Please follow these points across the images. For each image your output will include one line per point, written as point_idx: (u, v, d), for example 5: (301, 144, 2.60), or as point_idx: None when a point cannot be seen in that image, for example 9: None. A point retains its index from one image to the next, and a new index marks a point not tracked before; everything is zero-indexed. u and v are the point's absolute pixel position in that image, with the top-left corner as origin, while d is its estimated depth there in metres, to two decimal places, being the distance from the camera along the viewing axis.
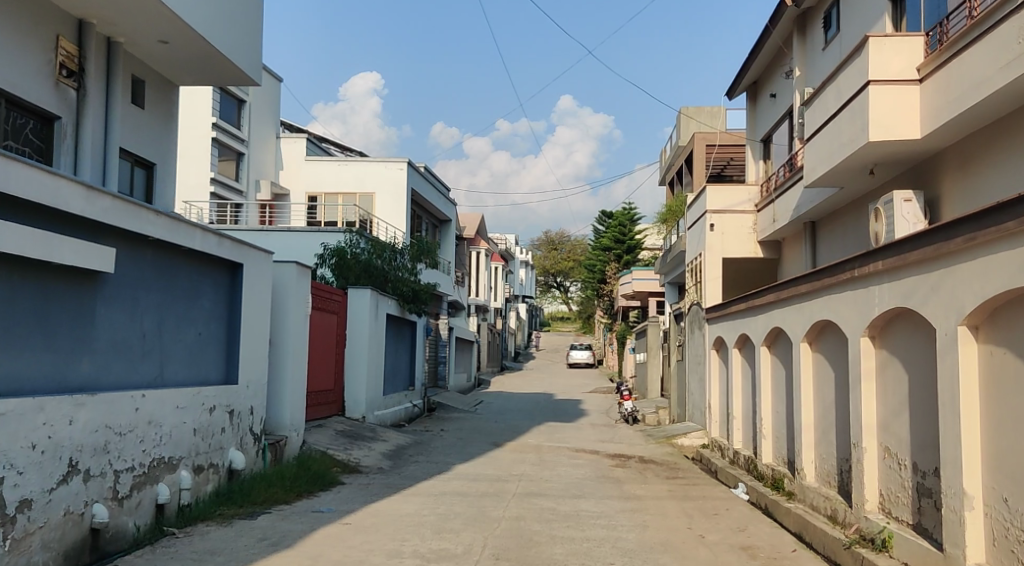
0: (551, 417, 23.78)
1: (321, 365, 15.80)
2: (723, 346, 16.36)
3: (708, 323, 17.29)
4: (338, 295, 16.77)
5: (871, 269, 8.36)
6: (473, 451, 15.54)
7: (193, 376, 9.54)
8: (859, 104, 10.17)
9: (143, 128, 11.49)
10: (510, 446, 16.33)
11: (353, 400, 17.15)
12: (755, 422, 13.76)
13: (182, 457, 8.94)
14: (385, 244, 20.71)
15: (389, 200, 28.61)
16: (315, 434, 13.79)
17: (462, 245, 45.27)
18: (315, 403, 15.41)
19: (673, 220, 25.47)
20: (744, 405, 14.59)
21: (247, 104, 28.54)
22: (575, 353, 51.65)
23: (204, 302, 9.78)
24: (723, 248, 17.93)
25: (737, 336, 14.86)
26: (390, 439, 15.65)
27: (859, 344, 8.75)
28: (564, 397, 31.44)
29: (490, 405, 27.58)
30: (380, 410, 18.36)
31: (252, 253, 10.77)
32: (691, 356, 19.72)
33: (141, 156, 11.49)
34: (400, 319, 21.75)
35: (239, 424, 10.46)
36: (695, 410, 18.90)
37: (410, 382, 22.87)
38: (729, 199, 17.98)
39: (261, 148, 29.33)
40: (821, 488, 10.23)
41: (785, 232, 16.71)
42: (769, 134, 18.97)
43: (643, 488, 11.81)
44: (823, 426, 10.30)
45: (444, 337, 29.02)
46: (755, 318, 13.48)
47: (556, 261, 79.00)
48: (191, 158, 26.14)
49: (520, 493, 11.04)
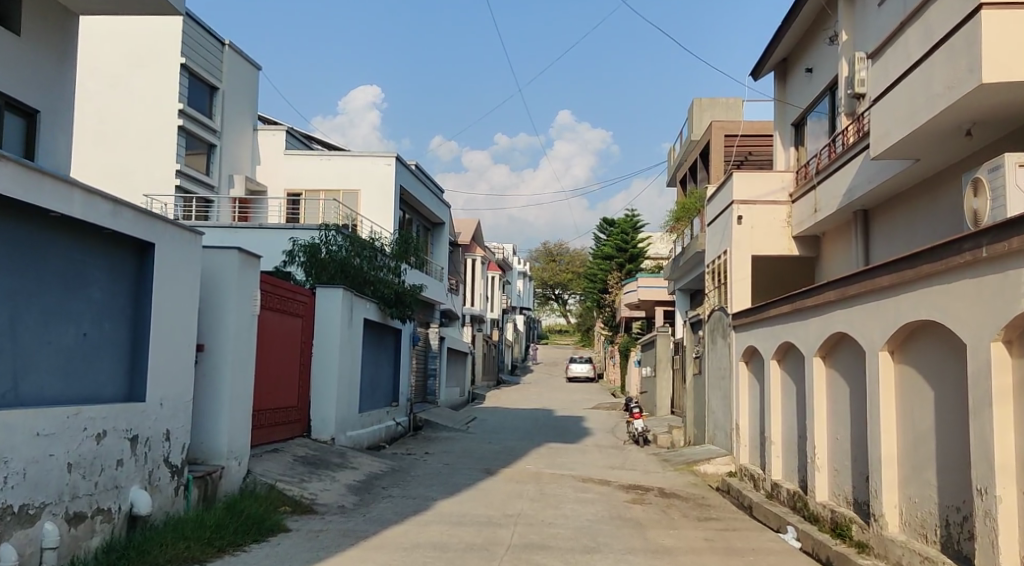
0: (551, 437, 21.27)
1: (280, 377, 13.32)
2: (756, 357, 13.92)
3: (736, 330, 14.84)
4: (304, 294, 14.32)
5: (1012, 245, 5.95)
6: (461, 481, 13.03)
7: (70, 391, 7.09)
8: (964, 38, 7.78)
9: (18, 64, 10.23)
10: (505, 475, 13.83)
11: (320, 418, 14.60)
12: (803, 449, 11.29)
13: (46, 504, 6.48)
14: (365, 241, 18.21)
15: (375, 197, 26.30)
16: (266, 462, 11.27)
17: (456, 253, 42.83)
18: (274, 424, 12.92)
19: (686, 218, 23.00)
20: (787, 430, 12.13)
21: (221, 92, 25.86)
22: (575, 366, 49.17)
23: (92, 291, 7.37)
24: (752, 245, 15.41)
25: (778, 346, 12.42)
26: (362, 467, 13.11)
27: (986, 351, 6.33)
28: (565, 414, 28.93)
29: (483, 423, 25.04)
30: (354, 430, 15.88)
31: (170, 230, 8.35)
32: (712, 371, 17.23)
33: (13, 99, 10.23)
34: (382, 326, 19.25)
35: (146, 454, 7.98)
36: (719, 432, 16.36)
37: (394, 398, 20.33)
38: (760, 187, 15.50)
39: (237, 142, 26.68)
40: (913, 542, 7.74)
41: (828, 224, 14.30)
42: (803, 115, 16.65)
43: (672, 536, 9.35)
44: (917, 460, 7.83)
45: (434, 347, 26.53)
46: (804, 323, 11.03)
47: (555, 273, 76.86)
48: (156, 149, 23.68)
49: (517, 544, 8.56)
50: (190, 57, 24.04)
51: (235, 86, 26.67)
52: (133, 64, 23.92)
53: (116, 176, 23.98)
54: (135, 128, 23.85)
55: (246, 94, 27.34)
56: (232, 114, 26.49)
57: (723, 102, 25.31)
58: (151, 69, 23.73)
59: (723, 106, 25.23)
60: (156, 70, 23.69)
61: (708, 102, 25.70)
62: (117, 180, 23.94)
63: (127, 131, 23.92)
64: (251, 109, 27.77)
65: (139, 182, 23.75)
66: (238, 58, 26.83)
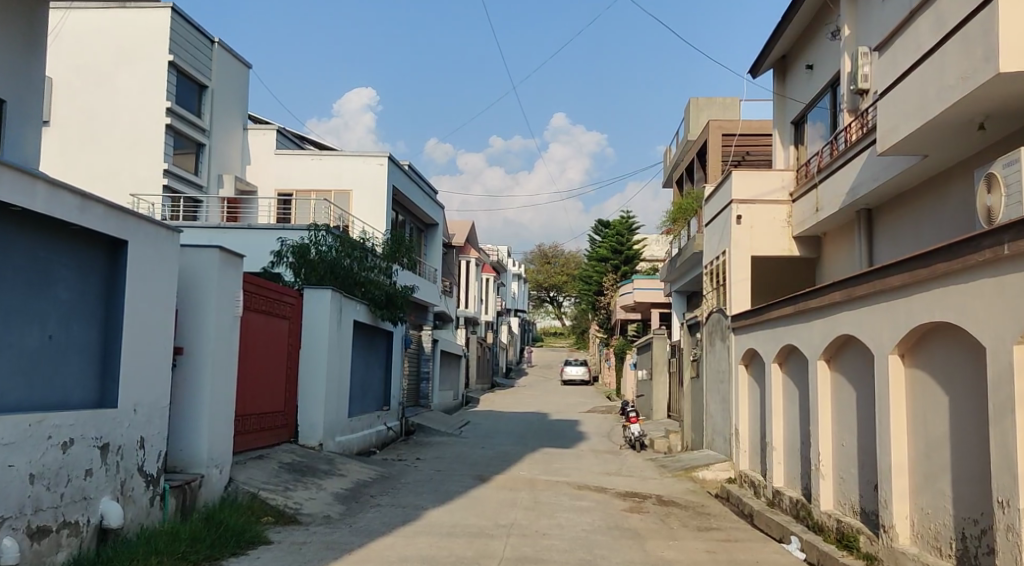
0: (546, 442, 20.87)
1: (266, 380, 12.90)
2: (757, 360, 13.54)
3: (735, 333, 14.46)
4: (291, 295, 13.89)
5: None
6: (452, 488, 12.63)
7: (33, 397, 6.67)
8: (979, 26, 7.43)
9: None
10: (498, 482, 13.42)
11: (308, 423, 14.16)
12: (807, 456, 10.91)
13: (6, 517, 6.05)
14: (355, 242, 17.81)
15: (367, 197, 25.88)
16: (249, 470, 10.85)
17: (449, 255, 42.42)
18: (259, 429, 12.50)
19: (683, 218, 22.59)
20: (789, 436, 11.75)
21: (210, 90, 25.44)
22: (570, 369, 48.80)
23: (57, 291, 6.96)
24: (751, 245, 15.02)
25: (779, 349, 12.05)
26: (350, 474, 12.69)
27: (1007, 355, 5.97)
28: (560, 417, 28.56)
29: (477, 427, 24.62)
30: (344, 435, 15.47)
31: (144, 227, 7.94)
32: (710, 374, 16.84)
33: None
34: (373, 329, 18.82)
35: (118, 463, 7.56)
36: (718, 437, 15.98)
37: (385, 402, 19.90)
38: (759, 187, 15.12)
39: (226, 141, 26.25)
40: (926, 555, 7.37)
41: (829, 224, 13.94)
42: (804, 113, 16.32)
43: (672, 548, 8.96)
44: (930, 468, 7.45)
45: (427, 350, 26.11)
46: (808, 326, 10.66)
47: (549, 275, 76.58)
48: (144, 148, 23.25)
49: (509, 557, 8.16)
50: (178, 54, 23.61)
51: (224, 84, 26.25)
52: (120, 61, 23.49)
53: (102, 176, 23.54)
54: (122, 126, 23.41)
55: (236, 93, 26.93)
56: (222, 113, 26.06)
57: (719, 101, 24.98)
58: (139, 66, 23.30)
59: (719, 105, 24.89)
60: (143, 68, 23.26)
61: (704, 101, 25.35)
62: (104, 179, 23.51)
63: (114, 129, 23.49)
64: (241, 108, 27.35)
65: (126, 182, 23.33)
66: (228, 56, 26.41)
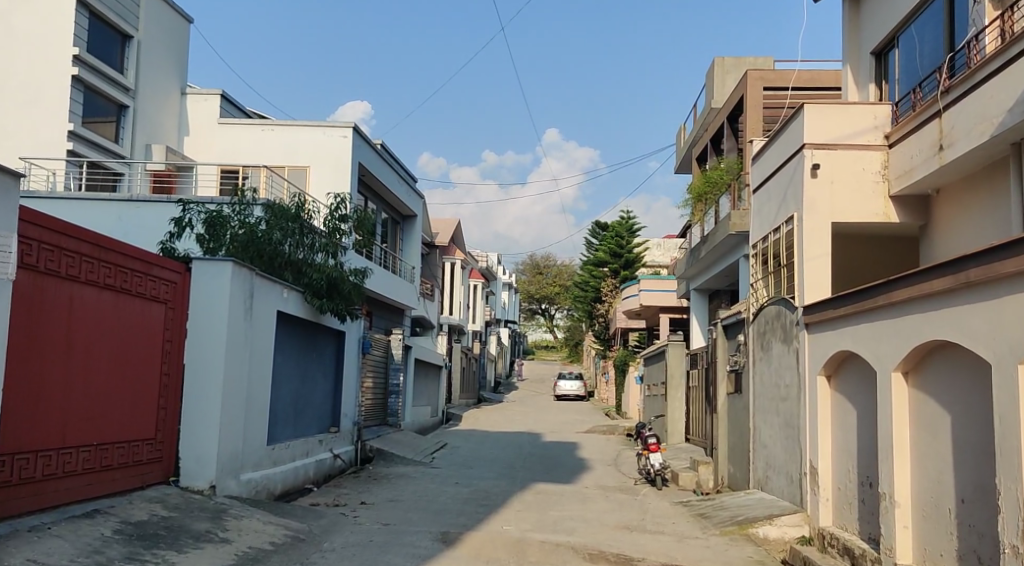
0: (540, 473, 16.36)
1: (118, 394, 8.46)
2: (856, 364, 9.22)
3: (818, 329, 10.06)
4: (168, 269, 9.47)
5: None
6: (393, 561, 8.19)
7: None
8: None
9: None
10: (468, 547, 8.99)
11: (192, 457, 9.63)
12: (983, 524, 6.54)
13: None
14: (290, 211, 13.37)
15: (326, 175, 19.91)
16: (41, 544, 6.38)
17: (432, 255, 38.02)
18: (95, 470, 8.05)
19: (711, 195, 18.09)
20: (929, 484, 7.36)
21: (136, 41, 21.21)
22: (564, 384, 44.47)
23: None
24: (833, 207, 10.61)
25: (909, 351, 7.67)
26: (239, 538, 8.20)
27: None
28: (554, 439, 24.05)
29: (454, 452, 20.10)
30: (256, 470, 11.00)
31: None
32: (762, 389, 12.49)
33: None
34: (313, 326, 14.37)
35: None
36: (777, 474, 11.55)
37: (333, 422, 15.44)
38: (842, 126, 10.81)
39: (159, 105, 21.78)
40: None
41: (958, 172, 9.69)
42: (893, 34, 11.99)
43: None
44: None
45: (397, 359, 21.56)
46: (992, 308, 6.27)
47: (542, 286, 72.49)
48: (45, 104, 18.94)
49: None
50: None
51: (155, 37, 22.04)
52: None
53: None
54: (20, 77, 19.10)
55: (169, 50, 22.65)
56: (151, 70, 21.72)
57: (751, 61, 20.72)
58: (41, 3, 19.03)
59: (750, 65, 20.67)
60: (46, 5, 18.99)
61: (732, 61, 21.05)
62: None
63: (10, 82, 19.20)
64: (180, 70, 22.99)
65: (21, 146, 18.97)
66: (160, 4, 22.21)
